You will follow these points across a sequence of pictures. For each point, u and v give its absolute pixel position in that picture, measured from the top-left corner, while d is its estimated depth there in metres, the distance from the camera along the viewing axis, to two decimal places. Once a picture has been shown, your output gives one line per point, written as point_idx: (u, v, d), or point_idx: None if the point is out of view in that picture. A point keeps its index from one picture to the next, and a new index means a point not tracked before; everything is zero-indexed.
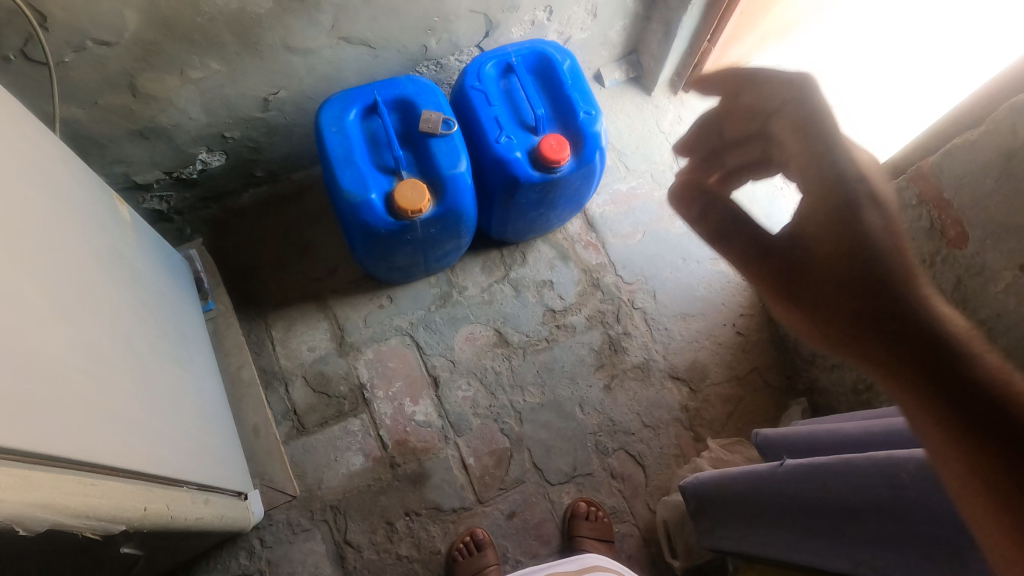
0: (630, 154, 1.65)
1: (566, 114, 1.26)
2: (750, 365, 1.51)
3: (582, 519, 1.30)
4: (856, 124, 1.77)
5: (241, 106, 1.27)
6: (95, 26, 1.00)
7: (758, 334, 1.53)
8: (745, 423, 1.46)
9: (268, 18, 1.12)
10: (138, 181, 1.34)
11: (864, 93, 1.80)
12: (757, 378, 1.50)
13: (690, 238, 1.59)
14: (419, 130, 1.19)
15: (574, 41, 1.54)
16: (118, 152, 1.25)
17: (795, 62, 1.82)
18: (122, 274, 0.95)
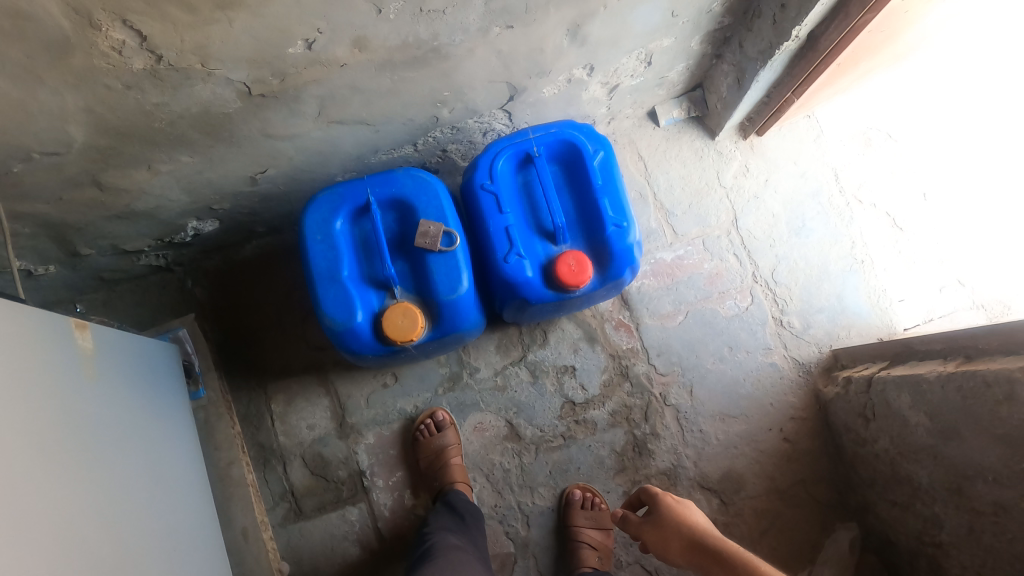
0: (680, 217, 1.44)
1: (592, 220, 1.08)
2: (794, 477, 1.35)
3: (576, 507, 1.28)
4: (967, 164, 1.48)
5: (226, 184, 1.12)
6: (37, 142, 0.85)
7: (809, 441, 1.36)
8: (777, 545, 1.33)
9: (239, 115, 0.94)
10: (126, 247, 1.24)
11: (980, 123, 1.51)
12: (801, 491, 1.35)
13: (740, 322, 1.40)
14: (416, 245, 1.03)
15: (622, 88, 1.30)
16: (99, 231, 1.15)
17: (898, 87, 1.52)
18: (70, 445, 0.86)
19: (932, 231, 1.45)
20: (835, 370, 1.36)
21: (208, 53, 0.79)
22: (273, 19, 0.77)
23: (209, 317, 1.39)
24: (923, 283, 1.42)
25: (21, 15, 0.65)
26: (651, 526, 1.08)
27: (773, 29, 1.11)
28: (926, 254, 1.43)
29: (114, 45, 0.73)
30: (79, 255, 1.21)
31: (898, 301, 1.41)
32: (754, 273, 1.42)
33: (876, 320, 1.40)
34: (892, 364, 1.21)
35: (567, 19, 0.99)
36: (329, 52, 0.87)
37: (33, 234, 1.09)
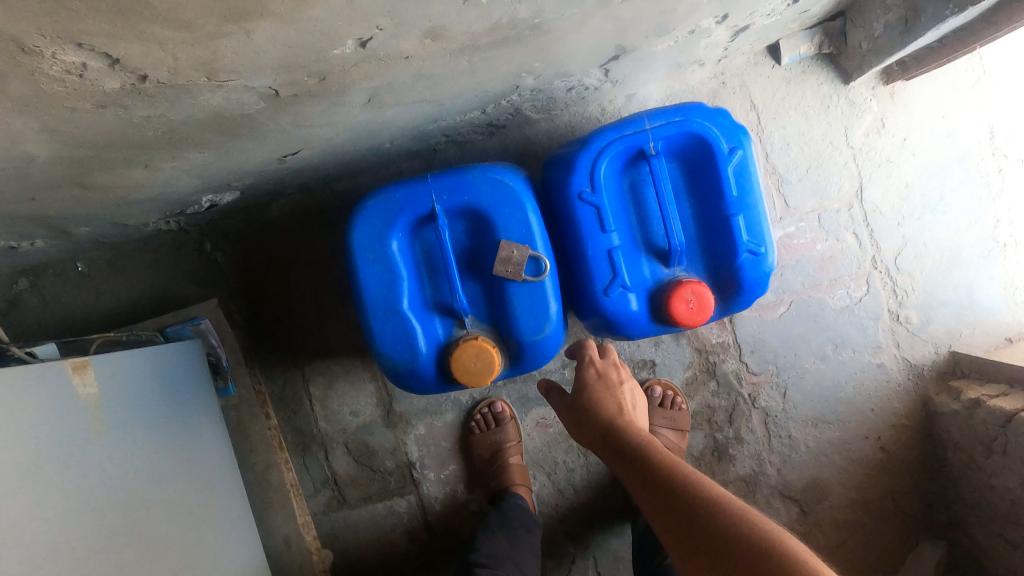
0: (795, 186, 1.19)
1: (718, 238, 0.84)
2: (884, 489, 1.23)
3: (656, 407, 1.18)
4: None
5: (248, 164, 0.91)
6: None
7: (908, 451, 1.22)
8: (855, 559, 1.24)
9: (261, 114, 0.70)
10: (125, 216, 1.03)
11: None
12: (888, 504, 1.23)
13: (851, 316, 1.21)
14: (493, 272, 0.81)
15: (753, 29, 0.99)
16: (89, 211, 0.94)
17: None
18: (57, 539, 0.71)
19: None
20: (954, 375, 1.20)
21: (217, 68, 0.54)
22: (312, 26, 0.51)
23: (234, 285, 1.25)
24: None
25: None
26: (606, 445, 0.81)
27: None
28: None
29: (70, 69, 0.48)
30: (69, 231, 1.04)
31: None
32: (874, 258, 1.20)
33: (1006, 315, 1.20)
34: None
35: None
36: (391, 47, 0.60)
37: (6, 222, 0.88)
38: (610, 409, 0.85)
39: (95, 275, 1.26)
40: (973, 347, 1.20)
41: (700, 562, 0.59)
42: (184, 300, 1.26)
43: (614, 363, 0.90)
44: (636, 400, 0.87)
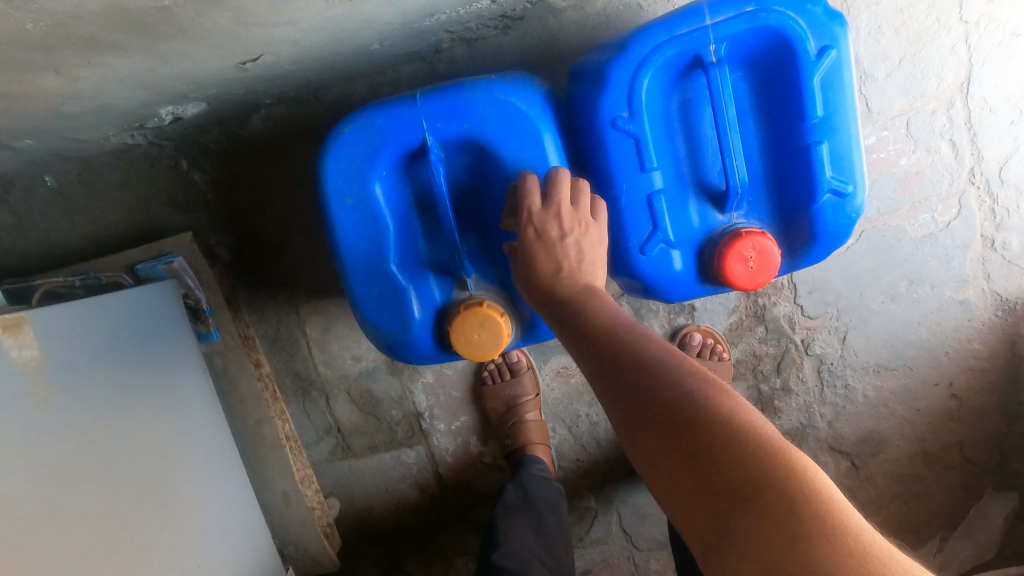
0: (882, 84, 0.94)
1: (790, 174, 0.65)
2: (953, 437, 1.10)
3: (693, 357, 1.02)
4: None
5: (201, 71, 0.73)
6: None
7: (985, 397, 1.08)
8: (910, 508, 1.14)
9: (184, 10, 0.51)
10: (72, 128, 0.87)
11: None
12: (957, 453, 1.11)
13: (934, 244, 1.01)
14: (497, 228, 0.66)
15: None
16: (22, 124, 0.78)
17: None
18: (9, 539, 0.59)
19: None
20: None
21: None
22: None
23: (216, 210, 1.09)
24: None
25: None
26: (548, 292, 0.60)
27: None
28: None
29: None
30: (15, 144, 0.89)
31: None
32: (972, 169, 0.98)
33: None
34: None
35: None
36: None
37: None
38: (547, 272, 0.62)
39: (65, 189, 1.10)
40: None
41: (677, 482, 0.44)
42: (161, 228, 1.11)
43: (556, 213, 0.60)
44: (586, 254, 0.61)
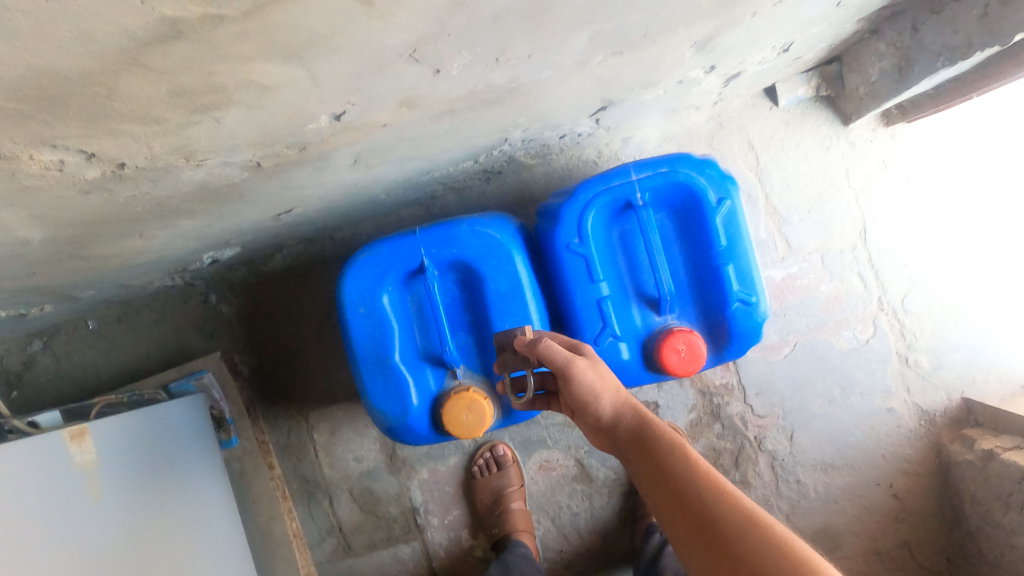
0: (796, 227, 1.19)
1: (710, 288, 0.83)
2: (899, 539, 1.20)
3: None
4: None
5: (244, 224, 0.92)
6: None
7: (921, 501, 1.19)
8: None
9: (249, 182, 0.70)
10: (129, 278, 1.06)
11: None
12: (904, 547, 1.20)
13: (858, 357, 1.19)
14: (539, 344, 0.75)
15: (744, 75, 1.02)
16: (92, 278, 0.97)
17: None
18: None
19: None
20: (967, 423, 1.17)
21: (192, 149, 0.56)
22: (281, 106, 0.52)
23: (240, 332, 1.27)
24: None
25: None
26: (600, 373, 0.70)
27: (980, 26, 0.82)
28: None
29: (49, 167, 0.51)
30: (75, 295, 1.07)
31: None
32: (880, 298, 1.18)
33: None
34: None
35: (698, 34, 0.70)
36: (366, 116, 0.60)
37: (17, 291, 0.92)
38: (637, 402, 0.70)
39: (105, 330, 1.28)
40: (985, 393, 1.17)
41: None
42: (190, 350, 1.27)
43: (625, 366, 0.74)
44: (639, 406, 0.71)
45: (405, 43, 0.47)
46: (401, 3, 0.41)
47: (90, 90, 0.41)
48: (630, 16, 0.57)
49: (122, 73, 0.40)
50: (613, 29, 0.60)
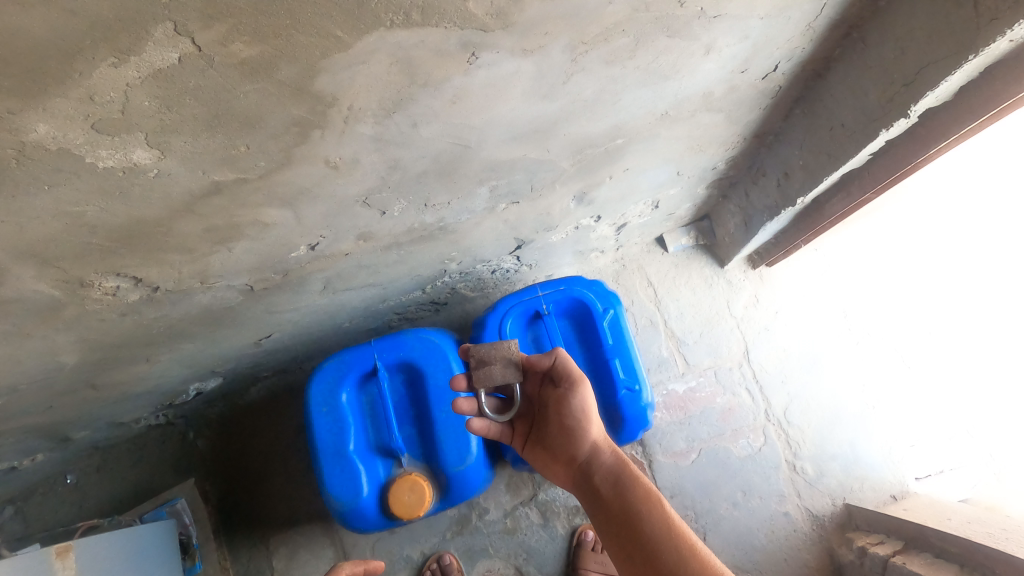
0: (691, 347, 1.43)
1: (604, 381, 1.04)
2: None
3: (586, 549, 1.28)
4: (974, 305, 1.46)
5: (229, 351, 1.04)
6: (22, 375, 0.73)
7: None
8: None
9: (241, 305, 0.88)
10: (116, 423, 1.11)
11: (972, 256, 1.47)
12: None
13: (754, 463, 1.37)
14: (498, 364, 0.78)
15: (630, 225, 1.30)
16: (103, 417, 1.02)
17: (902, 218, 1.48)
18: None
19: (940, 376, 1.42)
20: (849, 527, 1.32)
21: (207, 274, 0.74)
22: (275, 239, 0.74)
23: (209, 467, 1.31)
24: (935, 431, 1.40)
25: (10, 301, 0.58)
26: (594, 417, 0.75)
27: (779, 191, 1.10)
28: (942, 400, 1.41)
29: (108, 291, 0.66)
30: (71, 441, 1.04)
31: (909, 447, 1.38)
32: (766, 410, 1.40)
33: (888, 473, 1.36)
34: (906, 548, 1.13)
35: (574, 189, 0.99)
36: (333, 247, 0.84)
37: (22, 438, 0.93)
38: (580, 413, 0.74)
39: (85, 485, 1.25)
40: (863, 500, 1.34)
41: None
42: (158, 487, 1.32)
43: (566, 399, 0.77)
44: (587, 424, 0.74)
45: (360, 192, 0.72)
46: (357, 167, 0.67)
47: (156, 229, 0.60)
48: (515, 176, 0.85)
49: (177, 218, 0.60)
50: (505, 185, 0.87)
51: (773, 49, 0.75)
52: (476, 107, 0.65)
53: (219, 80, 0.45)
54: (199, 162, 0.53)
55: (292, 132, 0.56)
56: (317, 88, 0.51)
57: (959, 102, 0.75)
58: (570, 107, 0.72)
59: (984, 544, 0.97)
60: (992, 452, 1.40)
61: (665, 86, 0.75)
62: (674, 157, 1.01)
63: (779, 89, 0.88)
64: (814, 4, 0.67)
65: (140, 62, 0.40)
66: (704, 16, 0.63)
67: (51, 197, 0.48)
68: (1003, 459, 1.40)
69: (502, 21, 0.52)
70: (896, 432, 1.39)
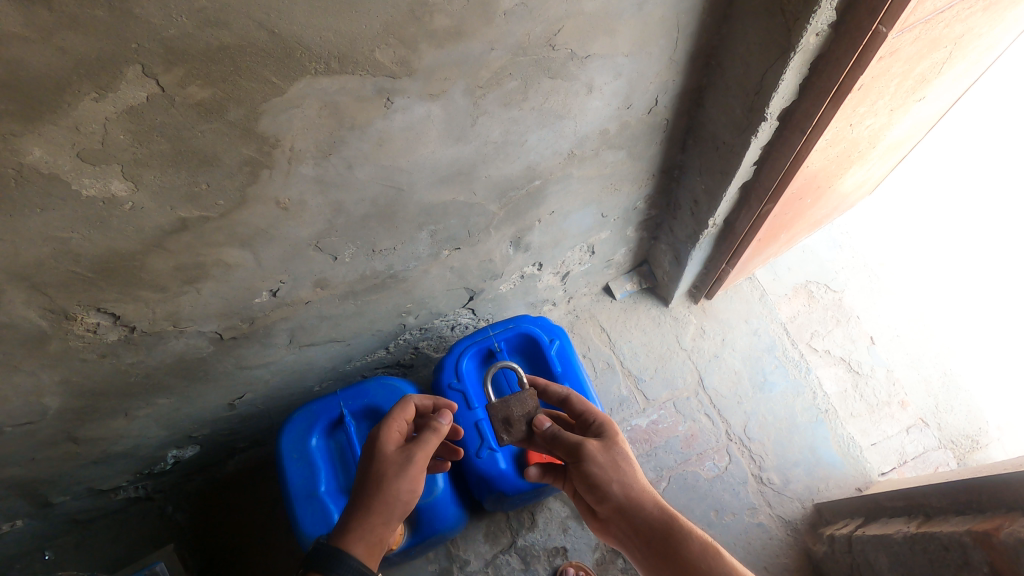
0: (649, 381, 1.46)
1: None
2: None
3: None
4: (900, 310, 1.60)
5: (204, 414, 1.10)
6: (10, 416, 0.81)
7: None
8: None
9: (213, 356, 0.96)
10: (93, 498, 1.15)
11: (890, 275, 1.66)
12: None
13: (722, 483, 1.33)
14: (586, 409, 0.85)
15: (573, 274, 1.40)
16: (85, 479, 1.07)
17: (816, 251, 1.69)
18: None
19: (887, 375, 1.50)
20: (821, 525, 1.26)
21: (179, 316, 0.83)
22: (238, 282, 0.84)
23: (184, 547, 1.27)
24: (890, 425, 1.43)
25: (3, 325, 0.68)
26: (613, 460, 0.77)
27: (694, 220, 1.22)
28: (889, 396, 1.47)
29: (89, 327, 0.75)
30: (54, 506, 1.09)
31: (870, 445, 1.39)
32: (727, 431, 1.40)
33: (851, 469, 1.36)
34: (867, 522, 1.15)
35: (509, 233, 1.11)
36: (294, 294, 0.93)
37: (4, 496, 0.98)
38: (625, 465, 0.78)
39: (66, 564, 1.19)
40: (832, 498, 1.30)
41: None
42: None
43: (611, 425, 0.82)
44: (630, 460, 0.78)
45: (312, 235, 0.83)
46: (304, 209, 0.78)
47: (132, 264, 0.70)
48: (450, 220, 0.98)
49: (149, 254, 0.70)
50: (444, 230, 1.00)
51: (647, 83, 0.89)
52: (401, 150, 0.77)
53: (179, 119, 0.57)
54: (166, 198, 0.65)
55: (244, 171, 0.67)
56: (261, 129, 0.63)
57: (806, 98, 0.87)
58: (484, 149, 0.86)
59: (929, 485, 1.01)
60: (953, 438, 1.43)
61: (562, 125, 0.89)
62: (594, 199, 1.13)
63: (668, 123, 1.01)
64: (669, 38, 0.82)
65: (116, 99, 0.53)
66: (576, 58, 0.77)
67: (42, 221, 0.59)
68: (966, 445, 1.42)
69: (406, 68, 0.66)
70: (855, 431, 1.40)
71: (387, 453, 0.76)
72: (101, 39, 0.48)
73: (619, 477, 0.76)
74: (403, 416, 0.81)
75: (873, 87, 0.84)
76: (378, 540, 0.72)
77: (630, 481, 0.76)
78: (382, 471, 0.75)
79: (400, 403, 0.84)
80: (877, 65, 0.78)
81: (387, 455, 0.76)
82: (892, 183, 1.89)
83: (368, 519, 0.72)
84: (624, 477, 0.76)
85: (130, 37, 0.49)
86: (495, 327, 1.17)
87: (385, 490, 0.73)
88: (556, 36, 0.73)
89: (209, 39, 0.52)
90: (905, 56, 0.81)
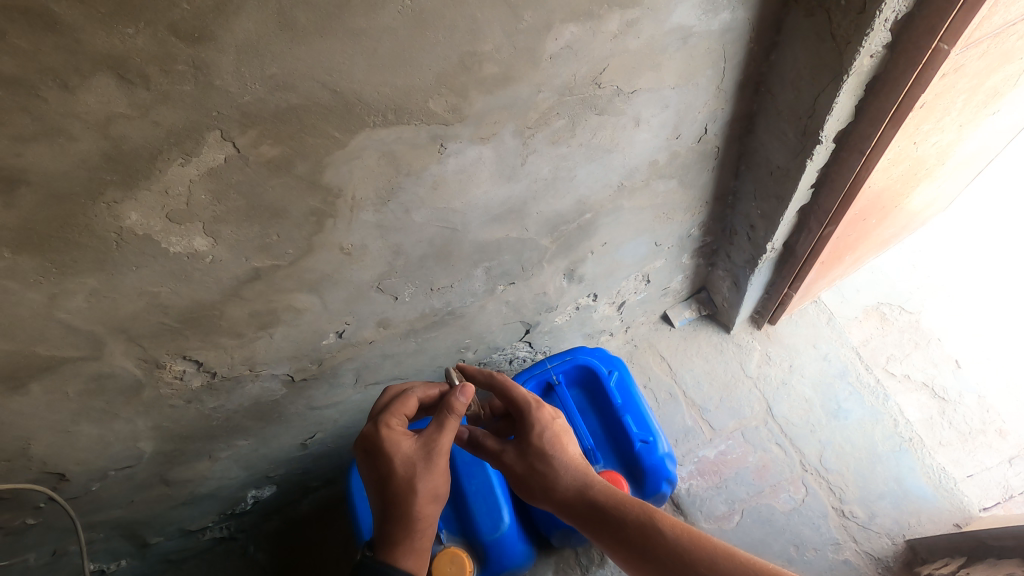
0: (714, 412, 1.43)
1: (621, 440, 1.14)
2: None
3: None
4: (990, 332, 1.54)
5: (279, 454, 1.14)
6: (110, 461, 0.87)
7: None
8: None
9: (286, 398, 1.00)
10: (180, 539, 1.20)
11: (971, 294, 1.61)
12: None
13: (800, 517, 1.28)
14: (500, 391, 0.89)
15: (629, 303, 1.40)
16: (174, 520, 1.12)
17: (889, 271, 1.66)
18: None
19: (981, 401, 1.44)
20: (916, 562, 1.20)
21: (255, 360, 0.87)
22: (308, 325, 0.88)
23: None
24: (988, 456, 1.36)
25: (103, 375, 0.73)
26: (528, 463, 0.81)
27: (751, 244, 1.20)
28: (984, 424, 1.40)
29: (177, 374, 0.80)
30: (147, 545, 1.15)
31: (966, 477, 1.32)
32: (801, 461, 1.35)
33: (945, 502, 1.28)
34: (970, 562, 1.08)
35: (562, 265, 1.13)
36: (358, 334, 0.97)
37: (103, 536, 1.04)
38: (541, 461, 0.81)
39: None
40: (924, 533, 1.23)
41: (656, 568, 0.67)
42: None
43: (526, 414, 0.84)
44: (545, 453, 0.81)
45: (373, 278, 0.87)
46: (366, 253, 0.82)
47: (214, 314, 0.75)
48: (504, 256, 1.00)
49: (228, 302, 0.75)
50: (498, 266, 1.02)
51: (695, 113, 0.90)
52: (456, 192, 0.81)
53: (253, 177, 0.62)
54: (242, 250, 0.69)
55: (312, 221, 0.72)
56: (326, 181, 0.67)
57: (862, 120, 0.86)
58: (535, 186, 0.88)
59: None
60: None
61: (611, 158, 0.90)
62: (646, 228, 1.14)
63: (718, 150, 1.02)
64: (715, 69, 0.84)
65: (199, 162, 0.57)
66: (622, 94, 0.79)
67: (138, 277, 0.64)
68: None
69: (458, 115, 0.70)
70: (946, 461, 1.34)
71: (408, 453, 0.75)
72: (187, 110, 0.52)
73: (536, 480, 0.80)
74: (401, 412, 0.80)
75: (937, 104, 0.83)
76: (428, 538, 0.75)
77: (547, 477, 0.80)
78: (410, 473, 0.74)
79: (399, 400, 0.82)
80: (940, 82, 0.77)
81: (409, 456, 0.75)
82: (966, 199, 1.83)
83: (412, 523, 0.73)
84: (540, 478, 0.80)
85: (212, 106, 0.53)
86: (552, 359, 1.18)
87: (420, 491, 0.74)
88: (601, 74, 0.75)
89: (279, 102, 0.57)
90: (971, 72, 0.80)
